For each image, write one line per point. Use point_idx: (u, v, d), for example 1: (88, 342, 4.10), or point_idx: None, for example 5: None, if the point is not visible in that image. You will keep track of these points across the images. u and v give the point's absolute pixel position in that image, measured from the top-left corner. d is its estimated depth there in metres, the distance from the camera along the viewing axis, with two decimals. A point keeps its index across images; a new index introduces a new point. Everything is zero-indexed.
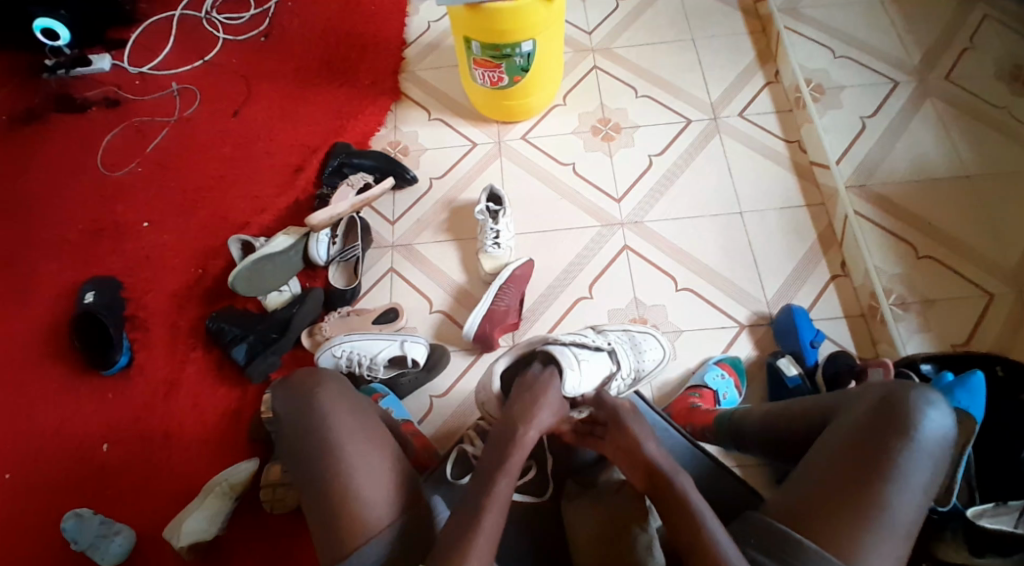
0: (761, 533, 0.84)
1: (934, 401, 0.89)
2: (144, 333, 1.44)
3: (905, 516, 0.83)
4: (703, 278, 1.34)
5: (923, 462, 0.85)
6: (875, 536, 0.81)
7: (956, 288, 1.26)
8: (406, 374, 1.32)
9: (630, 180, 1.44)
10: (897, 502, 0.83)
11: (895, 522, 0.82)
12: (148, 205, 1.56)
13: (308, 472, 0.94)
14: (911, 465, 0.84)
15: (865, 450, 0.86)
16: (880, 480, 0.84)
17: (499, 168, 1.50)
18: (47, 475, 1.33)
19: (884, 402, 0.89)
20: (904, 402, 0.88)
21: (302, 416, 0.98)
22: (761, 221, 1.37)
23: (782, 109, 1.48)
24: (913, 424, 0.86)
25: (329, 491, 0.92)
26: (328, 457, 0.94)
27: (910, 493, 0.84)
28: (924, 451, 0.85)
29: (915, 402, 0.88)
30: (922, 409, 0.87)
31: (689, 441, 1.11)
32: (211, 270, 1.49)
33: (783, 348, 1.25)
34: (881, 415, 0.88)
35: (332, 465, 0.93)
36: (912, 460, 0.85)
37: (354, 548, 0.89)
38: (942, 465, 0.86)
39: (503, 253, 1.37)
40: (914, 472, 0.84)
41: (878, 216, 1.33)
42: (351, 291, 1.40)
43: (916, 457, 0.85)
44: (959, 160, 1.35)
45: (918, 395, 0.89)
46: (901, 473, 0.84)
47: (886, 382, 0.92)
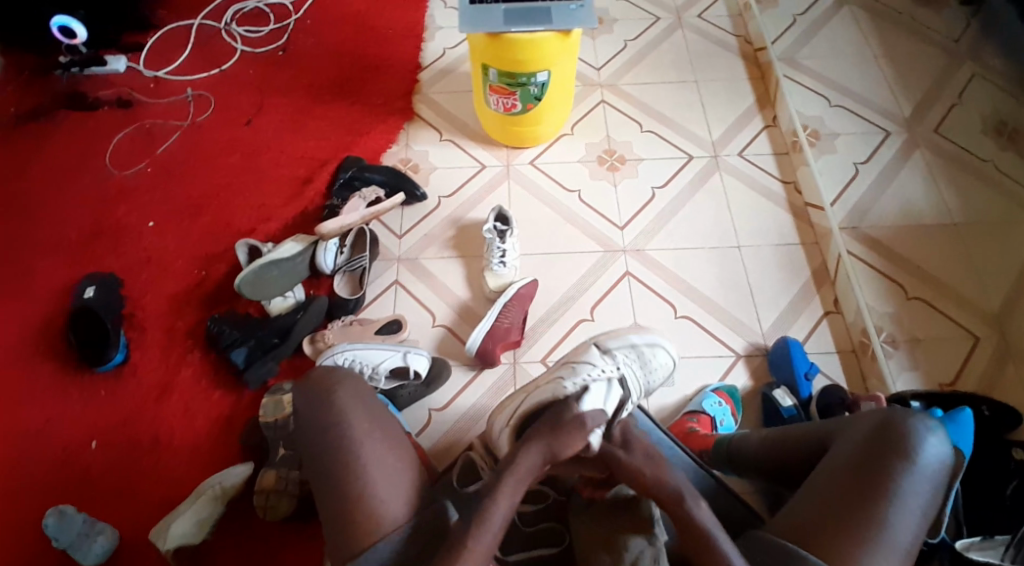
0: (769, 551, 0.87)
1: (931, 427, 0.92)
2: (144, 333, 1.44)
3: (905, 536, 0.86)
4: (701, 307, 1.39)
5: (922, 484, 0.88)
6: (876, 552, 0.85)
7: (943, 329, 1.32)
8: (405, 386, 1.34)
9: (633, 209, 1.49)
10: (897, 522, 0.86)
11: (894, 539, 0.86)
12: (153, 206, 1.57)
13: (321, 471, 0.96)
14: (910, 486, 0.88)
15: (866, 472, 0.89)
16: (883, 501, 0.87)
17: (507, 190, 1.54)
18: (33, 471, 1.32)
19: (883, 425, 0.93)
20: (902, 427, 0.91)
21: (315, 418, 0.99)
22: (758, 256, 1.43)
23: (780, 151, 1.56)
24: (912, 447, 0.89)
25: (339, 491, 0.94)
26: (338, 460, 0.95)
27: (908, 514, 0.87)
28: (922, 474, 0.89)
29: (914, 427, 0.91)
30: (920, 434, 0.91)
31: (697, 464, 1.14)
32: (213, 274, 1.50)
33: (777, 379, 1.30)
34: (882, 436, 0.91)
35: (345, 464, 0.95)
36: (911, 481, 0.88)
37: (368, 545, 0.91)
38: (938, 488, 0.90)
39: (508, 272, 1.41)
40: (913, 492, 0.88)
41: (870, 257, 1.39)
42: (354, 302, 1.42)
43: (915, 479, 0.88)
44: (948, 210, 1.42)
45: (916, 420, 0.92)
46: (901, 493, 0.87)
47: (883, 408, 0.96)
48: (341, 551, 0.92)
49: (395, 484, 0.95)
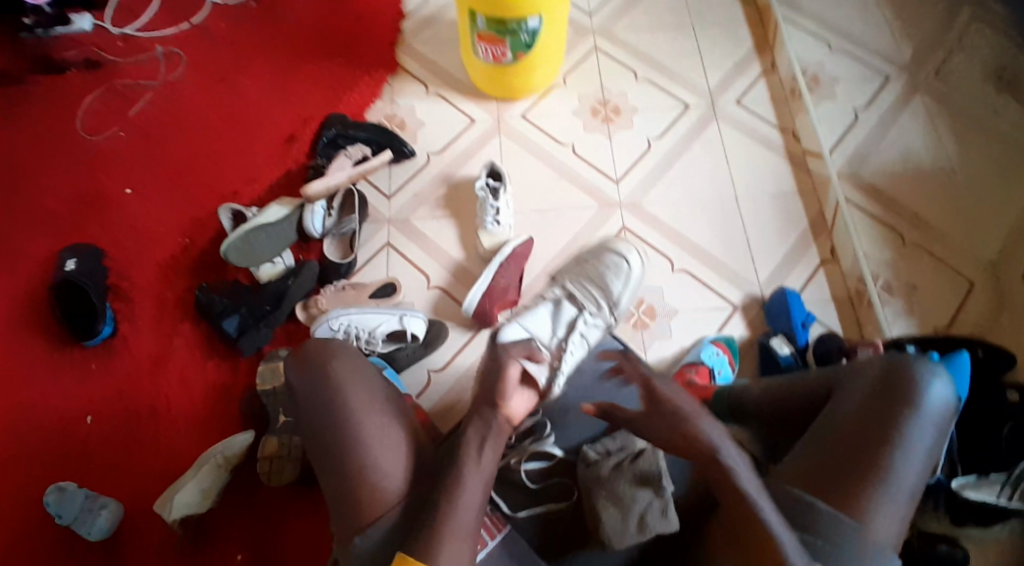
0: (781, 497, 0.89)
1: (936, 372, 0.93)
2: (131, 304, 1.41)
3: (911, 480, 0.87)
4: (698, 260, 1.37)
5: (928, 428, 0.89)
6: (881, 496, 0.86)
7: (940, 274, 1.32)
8: (404, 347, 1.32)
9: (629, 162, 1.46)
10: (904, 465, 0.87)
11: (900, 484, 0.87)
12: (130, 171, 1.52)
13: (322, 446, 0.95)
14: (916, 430, 0.89)
15: (871, 417, 0.91)
16: (888, 446, 0.88)
17: (498, 144, 1.50)
18: (24, 445, 1.30)
19: (888, 371, 0.94)
20: (907, 372, 0.92)
21: (314, 394, 0.97)
22: (755, 207, 1.41)
23: (778, 98, 1.52)
24: (918, 393, 0.90)
25: (342, 464, 0.94)
26: (339, 433, 0.95)
27: (914, 458, 0.88)
28: (927, 418, 0.89)
29: (917, 373, 0.92)
30: (924, 379, 0.91)
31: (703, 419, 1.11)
32: (198, 241, 1.46)
33: (775, 328, 1.30)
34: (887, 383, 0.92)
35: (346, 438, 0.94)
36: (916, 425, 0.89)
37: (373, 518, 0.91)
38: (943, 432, 0.91)
39: (502, 231, 1.39)
40: (919, 436, 0.89)
41: (867, 204, 1.38)
42: (346, 266, 1.39)
43: (920, 423, 0.89)
44: (945, 155, 1.41)
45: (920, 366, 0.93)
46: (906, 437, 0.88)
47: (885, 357, 0.97)
48: (347, 526, 0.92)
49: (400, 456, 0.95)
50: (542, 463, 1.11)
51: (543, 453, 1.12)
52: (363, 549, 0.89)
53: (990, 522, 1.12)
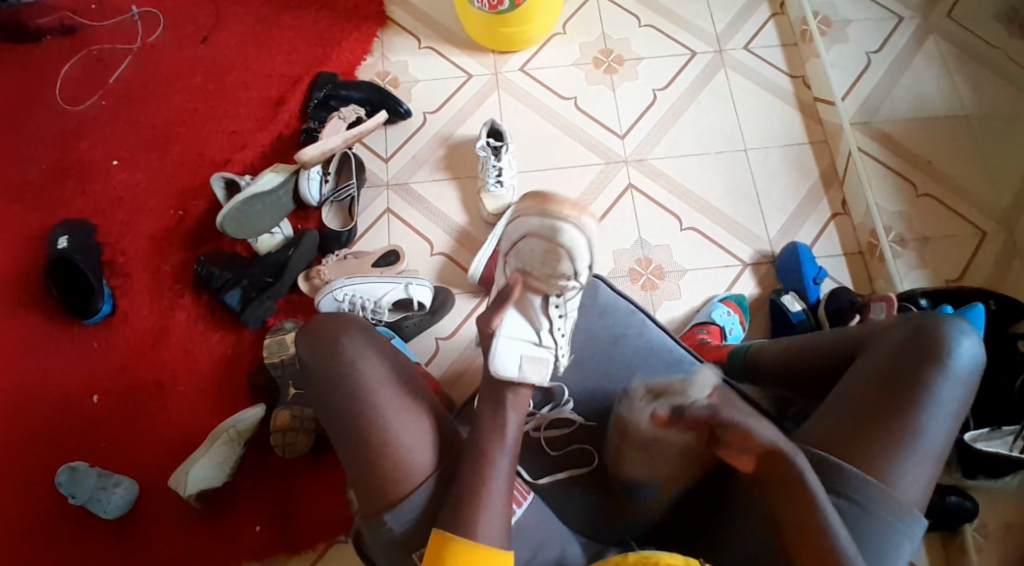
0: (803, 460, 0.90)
1: (965, 331, 0.92)
2: (128, 281, 1.38)
3: (937, 438, 0.88)
4: (706, 217, 1.34)
5: (956, 387, 0.89)
6: (907, 457, 0.87)
7: (952, 225, 1.30)
8: (410, 316, 1.30)
9: (634, 116, 1.41)
10: (931, 425, 0.88)
11: (927, 445, 0.88)
12: (116, 142, 1.46)
13: (340, 427, 0.94)
14: (945, 389, 0.89)
15: (899, 377, 0.90)
16: (917, 408, 0.88)
17: (497, 101, 1.44)
18: (33, 427, 1.29)
19: (917, 331, 0.93)
20: (937, 331, 0.91)
21: (327, 370, 0.96)
22: (765, 159, 1.37)
23: (788, 42, 1.46)
24: (946, 352, 0.89)
25: (362, 444, 0.93)
26: (356, 413, 0.94)
27: (941, 417, 0.88)
28: (956, 377, 0.89)
29: (947, 331, 0.91)
30: (954, 338, 0.91)
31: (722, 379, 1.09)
32: (191, 212, 1.42)
33: (785, 286, 1.28)
34: (915, 343, 0.91)
35: (364, 418, 0.93)
36: (946, 385, 0.89)
37: (401, 496, 0.91)
38: (970, 390, 0.91)
39: (506, 193, 1.35)
40: (947, 396, 0.89)
41: (881, 153, 1.34)
42: (346, 234, 1.36)
43: (949, 383, 0.89)
44: (959, 101, 1.36)
45: (949, 325, 0.92)
46: (935, 398, 0.88)
47: (913, 314, 0.95)
48: (372, 505, 0.93)
49: (423, 429, 0.95)
50: (563, 429, 1.09)
51: (562, 420, 1.10)
52: (396, 528, 0.91)
53: (1001, 475, 1.14)
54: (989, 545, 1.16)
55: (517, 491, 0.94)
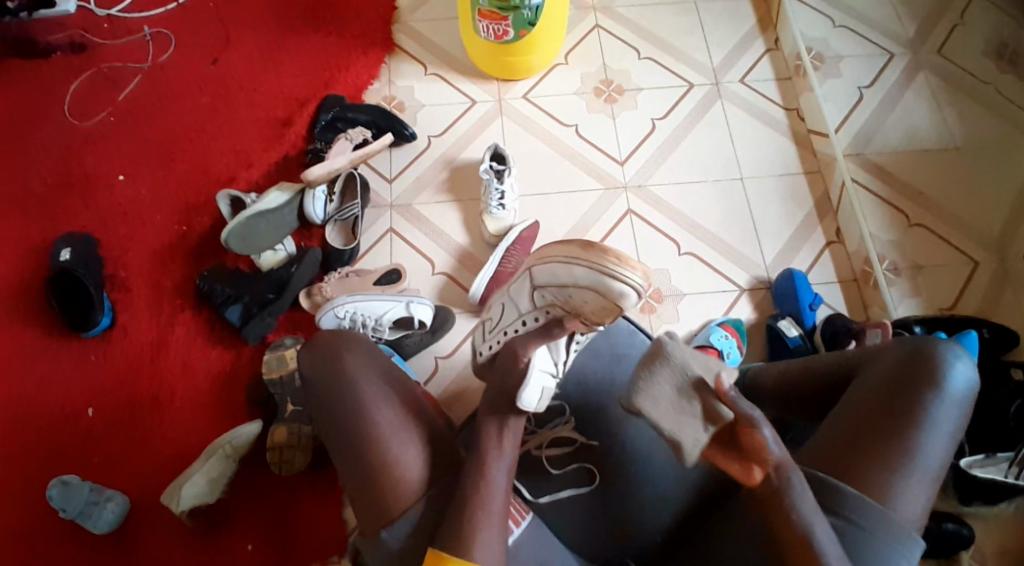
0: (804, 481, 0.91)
1: (959, 355, 0.94)
2: (128, 294, 1.38)
3: (934, 459, 0.90)
4: (703, 243, 1.37)
5: (951, 409, 0.91)
6: (906, 478, 0.89)
7: (945, 254, 1.33)
8: (410, 335, 1.32)
9: (633, 143, 1.45)
10: (928, 447, 0.90)
11: (924, 466, 0.89)
12: (122, 157, 1.48)
13: (341, 442, 0.95)
14: (941, 411, 0.90)
15: (897, 398, 0.92)
16: (914, 429, 0.90)
17: (500, 126, 1.48)
18: (26, 440, 1.28)
19: (913, 354, 0.94)
20: (932, 354, 0.93)
21: (328, 385, 0.97)
22: (761, 187, 1.41)
23: (782, 76, 1.51)
24: (942, 376, 0.92)
25: (361, 459, 0.93)
26: (355, 427, 0.94)
27: (938, 438, 0.90)
28: (952, 400, 0.91)
29: (942, 355, 0.93)
30: (949, 362, 0.93)
31: None
32: (195, 228, 1.43)
33: (782, 311, 1.30)
34: (912, 365, 0.93)
35: (363, 432, 0.94)
36: (941, 407, 0.91)
37: (399, 511, 0.91)
38: (965, 413, 0.92)
39: (507, 215, 1.37)
40: (942, 418, 0.91)
41: (873, 184, 1.38)
42: (349, 252, 1.37)
43: (945, 405, 0.91)
44: (949, 135, 1.40)
45: (944, 348, 0.94)
46: (932, 419, 0.90)
47: (908, 339, 0.98)
48: (371, 520, 0.93)
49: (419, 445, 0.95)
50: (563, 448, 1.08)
51: (563, 438, 1.09)
52: (392, 544, 0.90)
53: (996, 501, 1.16)
54: None
55: (515, 509, 0.93)
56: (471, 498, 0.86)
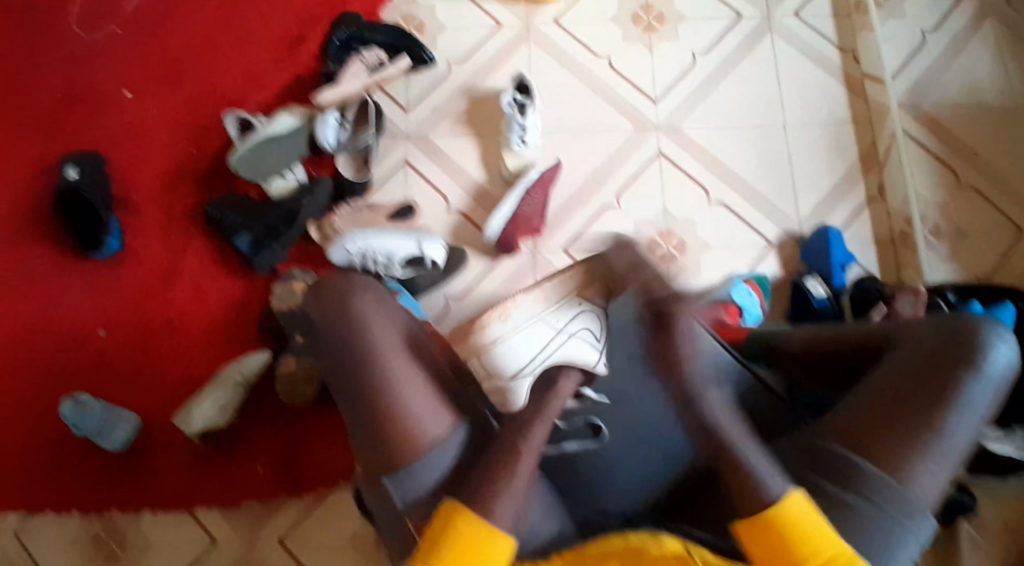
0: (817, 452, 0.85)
1: (1002, 336, 0.87)
2: (137, 215, 1.36)
3: (962, 440, 0.82)
4: (735, 192, 1.29)
5: (988, 390, 0.84)
6: (928, 455, 0.81)
7: (992, 219, 1.24)
8: (422, 274, 1.25)
9: (670, 80, 1.36)
10: (958, 426, 0.82)
11: (950, 446, 0.82)
12: (133, 73, 1.43)
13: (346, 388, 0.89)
14: (977, 390, 0.84)
15: (929, 374, 0.85)
16: (943, 405, 0.83)
17: (527, 54, 1.40)
18: (40, 355, 1.28)
19: (954, 333, 0.88)
20: (973, 334, 0.87)
21: (339, 330, 0.91)
22: (805, 135, 1.32)
23: (841, 14, 1.39)
24: (982, 354, 0.85)
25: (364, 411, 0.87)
26: (363, 374, 0.88)
27: (968, 418, 0.83)
28: (989, 380, 0.84)
29: (984, 334, 0.86)
30: (991, 342, 0.86)
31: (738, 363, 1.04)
32: (205, 151, 1.39)
33: (812, 268, 1.23)
34: (952, 341, 0.87)
35: (369, 379, 0.88)
36: (977, 385, 0.84)
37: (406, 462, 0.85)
38: (1001, 397, 0.85)
39: (527, 152, 1.31)
40: (977, 398, 0.83)
41: (924, 138, 1.28)
42: (362, 185, 1.31)
43: (982, 385, 0.84)
44: (1010, 92, 1.30)
45: (987, 329, 0.88)
46: (966, 398, 0.83)
47: (947, 317, 0.92)
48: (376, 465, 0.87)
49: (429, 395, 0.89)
50: (572, 402, 1.00)
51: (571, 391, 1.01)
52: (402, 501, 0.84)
53: (1008, 479, 1.12)
54: (996, 551, 1.13)
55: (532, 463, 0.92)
56: (493, 469, 0.81)
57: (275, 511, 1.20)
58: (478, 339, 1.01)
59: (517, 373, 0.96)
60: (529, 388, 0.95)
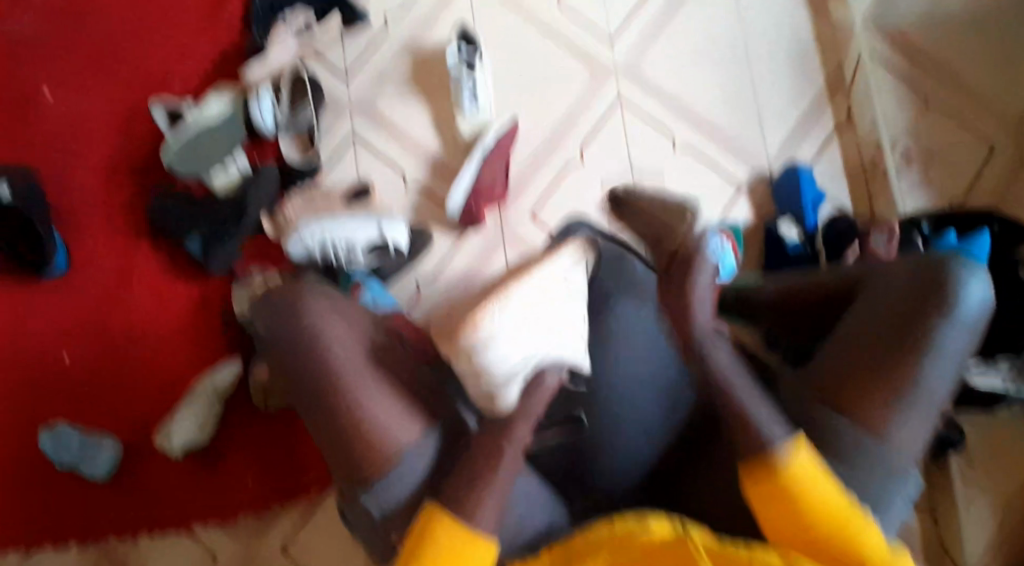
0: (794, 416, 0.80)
1: (976, 268, 0.78)
2: (75, 226, 1.27)
3: (936, 389, 0.76)
4: (701, 134, 1.24)
5: (961, 333, 0.76)
6: (903, 412, 0.76)
7: (961, 139, 1.22)
8: (387, 260, 1.19)
9: (623, 17, 1.28)
10: (928, 376, 0.76)
11: (924, 399, 0.76)
12: (39, 67, 1.29)
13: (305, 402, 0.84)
14: (949, 335, 0.76)
15: (898, 322, 0.78)
16: (913, 354, 0.76)
17: (467, 2, 1.29)
18: (1, 388, 1.22)
19: (922, 271, 0.79)
20: (944, 270, 0.78)
21: (289, 343, 0.85)
22: (768, 64, 1.26)
23: None
24: (953, 294, 0.76)
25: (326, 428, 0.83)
26: (322, 390, 0.83)
27: (942, 365, 0.76)
28: (963, 321, 0.76)
29: (955, 270, 0.77)
30: (962, 278, 0.77)
31: None
32: (138, 148, 1.29)
33: (782, 210, 1.21)
34: (921, 282, 0.78)
35: (327, 392, 0.83)
36: (950, 330, 0.76)
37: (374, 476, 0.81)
38: (976, 335, 0.77)
39: (483, 115, 1.23)
40: (951, 344, 0.76)
41: (889, 57, 1.25)
42: (310, 167, 1.24)
43: (956, 328, 0.76)
44: (974, 1, 1.25)
45: (960, 261, 0.78)
46: (937, 345, 0.76)
47: (918, 251, 0.83)
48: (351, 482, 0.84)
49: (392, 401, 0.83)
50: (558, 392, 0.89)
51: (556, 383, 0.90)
52: (375, 510, 0.81)
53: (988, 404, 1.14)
54: (974, 469, 1.16)
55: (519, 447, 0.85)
56: (465, 478, 0.74)
57: (279, 511, 1.22)
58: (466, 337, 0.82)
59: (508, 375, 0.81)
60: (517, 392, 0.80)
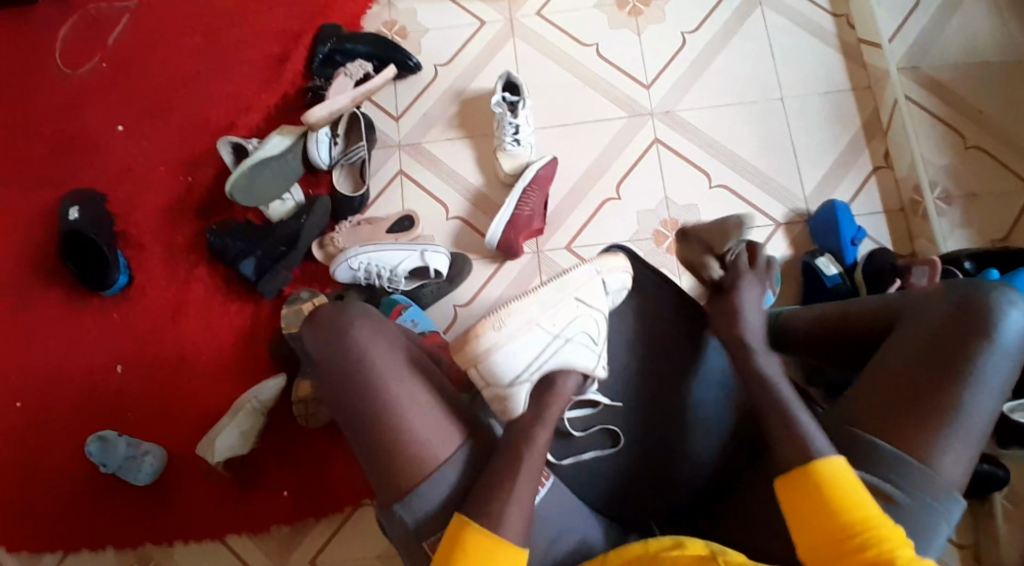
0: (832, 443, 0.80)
1: (1014, 301, 0.79)
2: (141, 250, 1.36)
3: (981, 417, 0.76)
4: (737, 172, 1.28)
5: (1003, 363, 0.77)
6: (948, 438, 0.75)
7: (1002, 181, 1.22)
8: (427, 284, 1.24)
9: (660, 64, 1.34)
10: (971, 403, 0.76)
11: (969, 426, 0.75)
12: (121, 107, 1.42)
13: (347, 414, 0.84)
14: (989, 365, 0.77)
15: (938, 350, 0.78)
16: (955, 382, 0.76)
17: (512, 51, 1.38)
18: (61, 399, 1.30)
19: (962, 303, 0.80)
20: (983, 302, 0.79)
21: (333, 361, 0.85)
22: (803, 107, 1.30)
23: None
24: (993, 324, 0.77)
25: (364, 438, 0.83)
26: (361, 402, 0.83)
27: (985, 394, 0.76)
28: (1004, 351, 0.77)
29: (995, 300, 0.79)
30: (1001, 309, 0.78)
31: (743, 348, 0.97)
32: (202, 179, 1.39)
33: (820, 247, 1.21)
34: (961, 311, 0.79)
35: (369, 401, 0.83)
36: (990, 359, 0.77)
37: (411, 488, 0.80)
38: (1018, 367, 0.78)
39: (523, 152, 1.27)
40: (992, 373, 0.76)
41: (925, 100, 1.26)
42: (359, 199, 1.31)
43: (997, 357, 0.77)
44: (1009, 48, 1.27)
45: (997, 293, 0.80)
46: (979, 373, 0.76)
47: (956, 281, 0.83)
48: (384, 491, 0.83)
49: (429, 408, 0.83)
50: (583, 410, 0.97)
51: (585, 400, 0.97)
52: (408, 520, 0.80)
53: None
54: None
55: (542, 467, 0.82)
56: (500, 479, 0.76)
57: (308, 531, 1.23)
58: (472, 344, 0.85)
59: (515, 378, 0.86)
60: (525, 396, 0.87)
